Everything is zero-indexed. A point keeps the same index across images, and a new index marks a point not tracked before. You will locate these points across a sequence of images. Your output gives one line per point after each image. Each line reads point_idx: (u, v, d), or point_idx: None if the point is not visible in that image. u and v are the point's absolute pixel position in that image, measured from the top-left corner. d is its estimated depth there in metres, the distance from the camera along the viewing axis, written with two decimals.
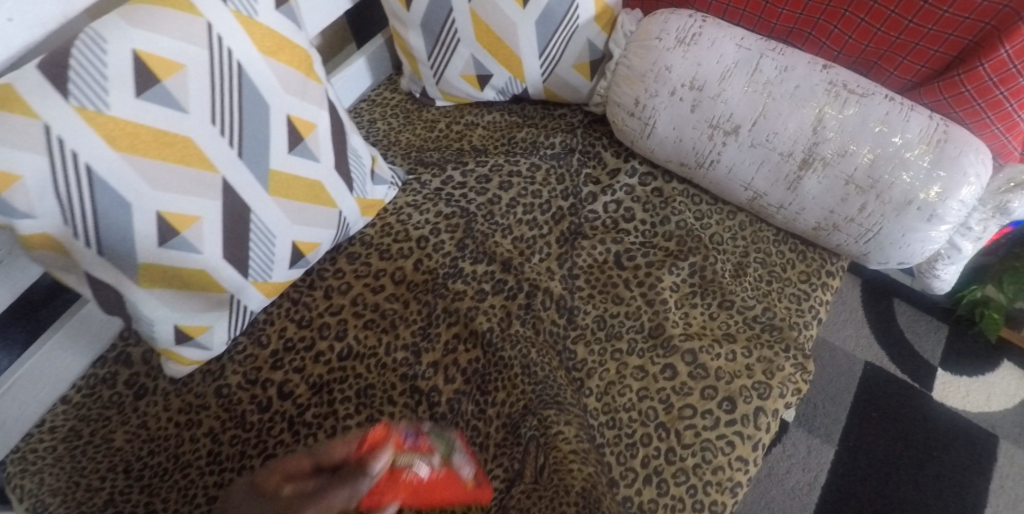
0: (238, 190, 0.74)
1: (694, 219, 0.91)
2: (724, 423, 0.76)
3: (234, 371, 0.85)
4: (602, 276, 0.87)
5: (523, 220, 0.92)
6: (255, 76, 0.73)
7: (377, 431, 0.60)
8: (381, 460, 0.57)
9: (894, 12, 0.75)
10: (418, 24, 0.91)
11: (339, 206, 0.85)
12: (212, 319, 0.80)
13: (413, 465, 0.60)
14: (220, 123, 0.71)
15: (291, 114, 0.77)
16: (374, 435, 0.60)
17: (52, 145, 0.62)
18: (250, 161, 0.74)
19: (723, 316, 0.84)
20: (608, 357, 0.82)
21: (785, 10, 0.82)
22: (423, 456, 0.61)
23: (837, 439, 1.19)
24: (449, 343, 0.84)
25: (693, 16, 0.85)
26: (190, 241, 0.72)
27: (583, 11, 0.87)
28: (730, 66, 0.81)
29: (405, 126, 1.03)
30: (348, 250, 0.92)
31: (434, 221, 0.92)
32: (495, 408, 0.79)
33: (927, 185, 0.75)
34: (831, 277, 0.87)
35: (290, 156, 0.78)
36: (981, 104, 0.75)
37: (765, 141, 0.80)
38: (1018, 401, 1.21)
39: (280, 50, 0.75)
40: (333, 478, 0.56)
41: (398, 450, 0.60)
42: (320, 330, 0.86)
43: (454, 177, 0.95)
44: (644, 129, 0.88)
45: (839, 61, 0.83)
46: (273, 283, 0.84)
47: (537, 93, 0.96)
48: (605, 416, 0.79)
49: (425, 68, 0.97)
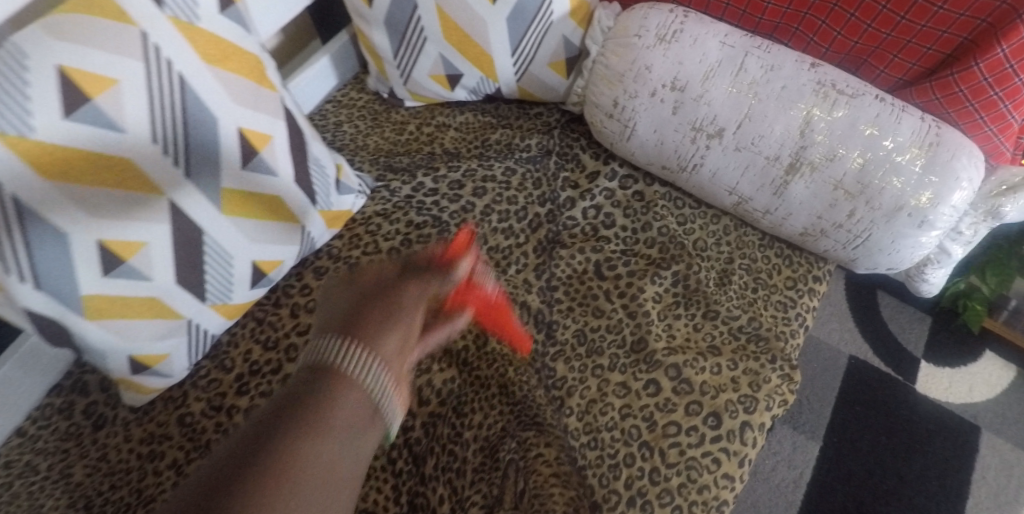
0: (188, 211, 0.69)
1: (677, 225, 0.87)
2: (709, 440, 0.73)
3: (197, 397, 0.80)
4: (582, 288, 0.83)
5: (498, 228, 0.87)
6: (200, 88, 0.68)
7: (461, 238, 0.69)
8: (463, 266, 0.66)
9: (886, 8, 0.71)
10: (382, 21, 0.87)
11: (302, 220, 0.80)
12: (170, 346, 0.75)
13: (484, 280, 0.72)
14: (161, 141, 0.65)
15: (243, 126, 0.71)
16: (457, 243, 0.68)
17: None
18: (200, 180, 0.69)
19: (708, 327, 0.80)
20: (589, 374, 0.78)
21: (770, 4, 0.78)
22: (487, 273, 0.74)
23: (822, 435, 1.17)
24: (423, 363, 0.80)
25: (674, 11, 0.80)
26: (138, 268, 0.68)
27: (557, 6, 0.82)
28: (714, 65, 0.76)
29: (373, 129, 0.98)
30: (315, 265, 0.87)
31: (404, 231, 0.87)
32: (472, 431, 0.76)
33: (918, 191, 0.71)
34: (819, 282, 0.84)
35: (244, 171, 0.72)
36: (975, 105, 0.71)
37: (749, 145, 0.76)
38: (999, 391, 1.21)
39: (227, 58, 0.71)
40: (416, 273, 0.62)
41: (474, 266, 0.71)
42: (288, 352, 0.82)
43: (425, 183, 0.90)
44: (623, 131, 0.83)
45: (826, 58, 0.79)
46: (233, 304, 0.79)
47: (510, 92, 0.92)
48: (586, 437, 0.75)
49: (392, 67, 0.92)
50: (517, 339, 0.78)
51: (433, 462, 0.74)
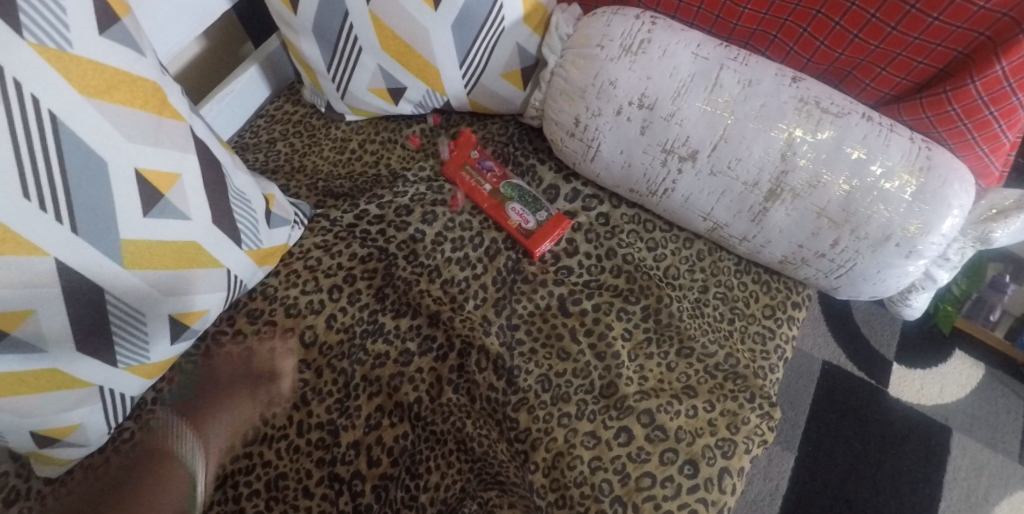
0: (81, 271, 0.59)
1: (647, 251, 0.80)
2: (686, 490, 0.67)
3: (120, 465, 0.70)
4: (545, 326, 0.76)
5: (452, 258, 0.79)
6: (80, 128, 0.56)
7: (463, 132, 0.85)
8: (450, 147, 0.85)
9: (874, 17, 0.63)
10: (309, 29, 0.76)
11: (226, 264, 0.70)
12: (82, 415, 0.66)
13: (475, 170, 0.83)
14: (37, 196, 0.54)
15: (142, 167, 0.60)
16: (461, 134, 0.85)
17: None
18: (92, 236, 0.58)
19: (682, 367, 0.74)
20: (555, 424, 0.71)
21: (747, 10, 0.70)
22: (482, 171, 0.83)
23: (798, 445, 1.10)
24: (372, 418, 0.72)
25: (641, 17, 0.72)
26: (28, 339, 0.59)
27: (509, 11, 0.73)
28: (686, 79, 0.69)
29: (310, 147, 0.88)
30: (248, 307, 0.77)
31: (348, 265, 0.79)
32: (429, 494, 0.69)
33: (906, 220, 0.65)
34: (797, 308, 0.78)
35: (147, 221, 0.62)
36: (968, 125, 0.65)
37: (726, 169, 0.69)
38: (970, 390, 1.14)
39: (113, 87, 0.58)
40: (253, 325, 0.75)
41: (467, 156, 0.84)
42: (221, 410, 0.72)
43: (369, 210, 0.81)
44: (587, 151, 0.76)
45: (807, 70, 0.71)
46: (152, 364, 0.69)
47: (461, 105, 0.83)
48: (554, 495, 0.69)
49: (325, 80, 0.82)
50: (522, 241, 0.79)
51: None
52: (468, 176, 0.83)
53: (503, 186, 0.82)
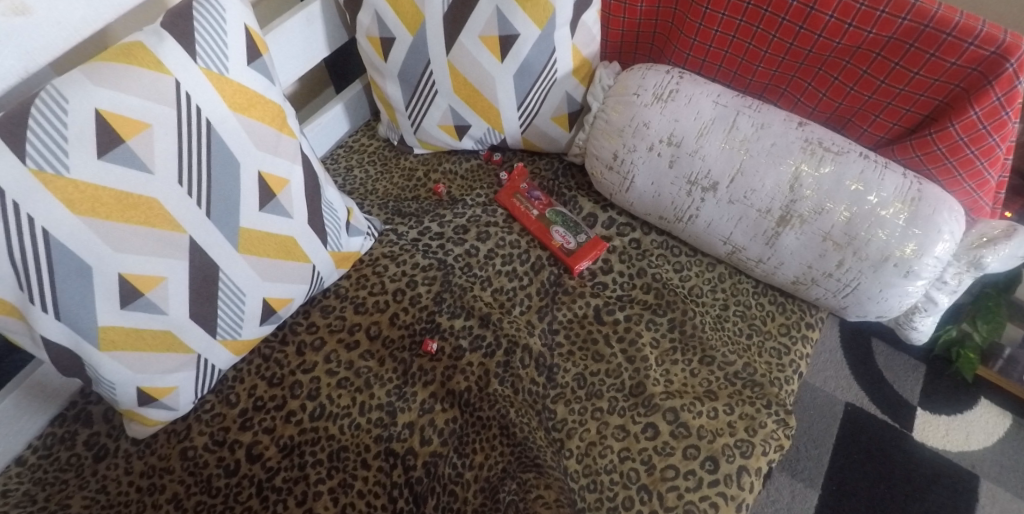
0: (206, 249, 0.73)
1: (673, 272, 0.91)
2: (707, 484, 0.73)
3: (200, 431, 0.79)
4: (582, 331, 0.87)
5: (502, 271, 0.91)
6: (226, 135, 0.71)
7: (518, 166, 1.00)
8: (503, 176, 1.00)
9: (866, 73, 0.77)
10: (396, 75, 0.93)
11: (313, 260, 0.83)
12: (179, 379, 0.76)
13: (524, 199, 0.96)
14: (187, 183, 0.69)
15: (264, 170, 0.75)
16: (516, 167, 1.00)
17: (21, 223, 0.61)
18: (219, 221, 0.73)
19: (704, 373, 0.82)
20: (588, 417, 0.80)
21: (760, 67, 0.84)
22: (529, 199, 0.96)
23: (821, 483, 1.10)
24: (426, 403, 0.82)
25: (670, 72, 0.86)
26: (155, 302, 0.71)
27: (561, 65, 0.89)
28: (707, 122, 0.82)
29: (383, 174, 1.03)
30: (322, 304, 0.89)
31: (410, 273, 0.90)
32: (474, 471, 0.77)
33: (902, 242, 0.73)
34: (810, 329, 0.87)
35: (261, 213, 0.76)
36: (953, 162, 0.76)
37: (742, 198, 0.80)
38: (997, 438, 1.14)
39: (253, 105, 0.73)
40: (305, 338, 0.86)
41: (518, 187, 0.97)
42: (292, 389, 0.82)
43: (431, 228, 0.95)
44: (622, 183, 0.89)
45: (813, 117, 0.85)
46: (242, 340, 0.81)
47: (515, 142, 0.99)
48: (585, 479, 0.76)
49: (403, 117, 0.98)
50: (564, 258, 0.91)
51: (434, 501, 0.75)
52: (519, 203, 0.96)
53: (548, 212, 0.94)
